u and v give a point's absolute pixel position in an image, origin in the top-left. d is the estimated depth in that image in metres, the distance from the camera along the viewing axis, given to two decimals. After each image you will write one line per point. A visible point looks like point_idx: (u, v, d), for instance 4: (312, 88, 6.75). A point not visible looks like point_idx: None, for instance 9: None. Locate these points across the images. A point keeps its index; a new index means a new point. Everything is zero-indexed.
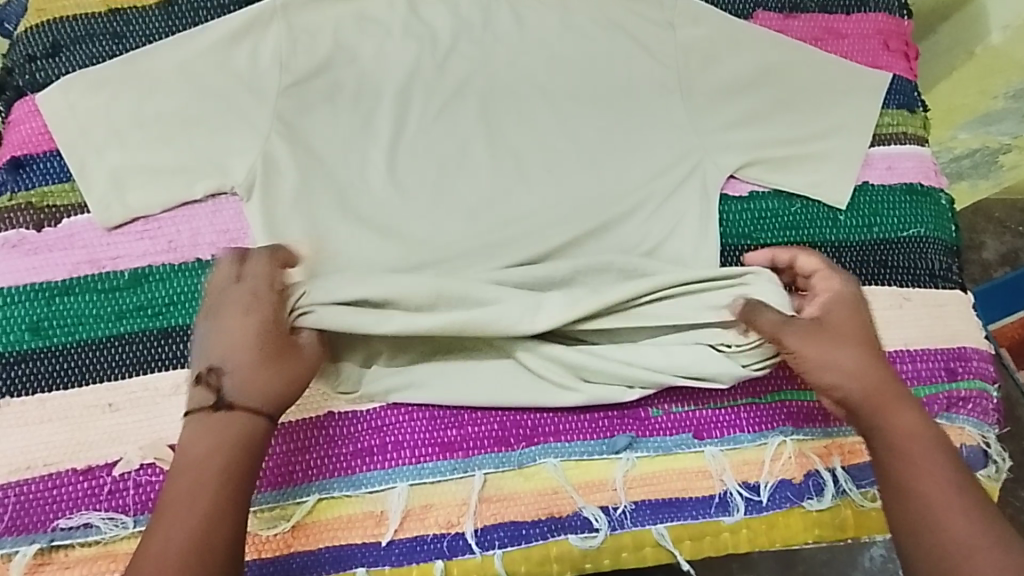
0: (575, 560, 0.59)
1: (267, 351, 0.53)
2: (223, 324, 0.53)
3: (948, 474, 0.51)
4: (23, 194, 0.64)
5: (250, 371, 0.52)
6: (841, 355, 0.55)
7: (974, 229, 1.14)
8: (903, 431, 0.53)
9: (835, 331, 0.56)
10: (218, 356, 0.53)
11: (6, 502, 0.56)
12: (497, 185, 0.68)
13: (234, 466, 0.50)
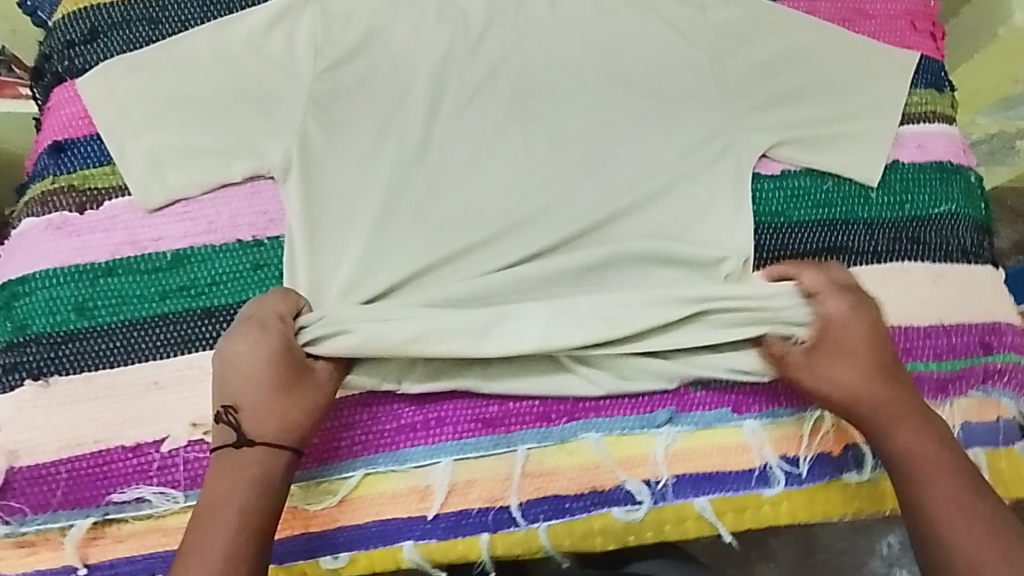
0: (618, 533, 0.59)
1: (277, 383, 0.54)
2: (234, 358, 0.55)
3: (953, 489, 0.54)
4: (65, 177, 0.64)
5: (259, 406, 0.54)
6: (844, 379, 0.57)
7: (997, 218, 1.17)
8: (905, 452, 0.56)
9: (837, 351, 0.58)
10: (231, 393, 0.55)
11: (58, 477, 0.56)
12: (531, 166, 0.68)
13: (249, 499, 0.52)
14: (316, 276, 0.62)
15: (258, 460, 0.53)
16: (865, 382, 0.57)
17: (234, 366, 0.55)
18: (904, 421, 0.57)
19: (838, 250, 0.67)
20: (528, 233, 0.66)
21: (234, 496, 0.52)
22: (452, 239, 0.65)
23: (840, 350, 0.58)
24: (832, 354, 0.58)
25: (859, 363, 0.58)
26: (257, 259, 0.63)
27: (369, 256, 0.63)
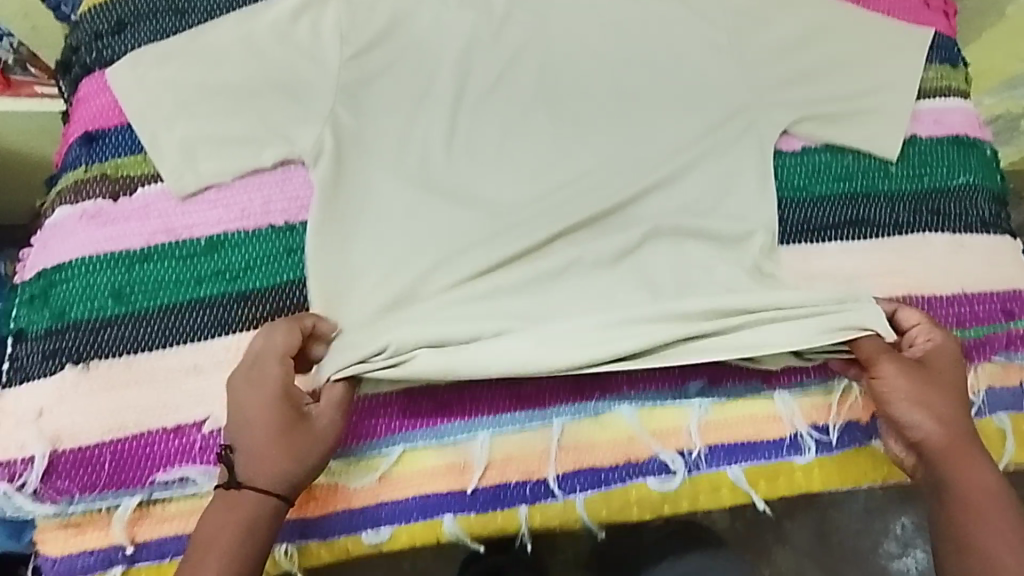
0: (655, 503, 0.60)
1: (277, 425, 0.54)
2: (241, 397, 0.56)
3: (1007, 529, 0.55)
4: (97, 166, 0.65)
5: (257, 449, 0.54)
6: (931, 402, 0.58)
7: None
8: (966, 485, 0.56)
9: (921, 384, 0.59)
10: (234, 432, 0.55)
11: (101, 460, 0.57)
12: (556, 148, 0.69)
13: (233, 545, 0.52)
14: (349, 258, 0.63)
15: (247, 502, 0.53)
16: (949, 412, 0.58)
17: (237, 402, 0.55)
18: (972, 460, 0.57)
19: (861, 222, 0.68)
20: (557, 214, 0.66)
21: (220, 543, 0.52)
22: (481, 220, 0.65)
23: (930, 376, 0.59)
24: (921, 377, 0.59)
25: (945, 393, 0.59)
26: (290, 243, 0.64)
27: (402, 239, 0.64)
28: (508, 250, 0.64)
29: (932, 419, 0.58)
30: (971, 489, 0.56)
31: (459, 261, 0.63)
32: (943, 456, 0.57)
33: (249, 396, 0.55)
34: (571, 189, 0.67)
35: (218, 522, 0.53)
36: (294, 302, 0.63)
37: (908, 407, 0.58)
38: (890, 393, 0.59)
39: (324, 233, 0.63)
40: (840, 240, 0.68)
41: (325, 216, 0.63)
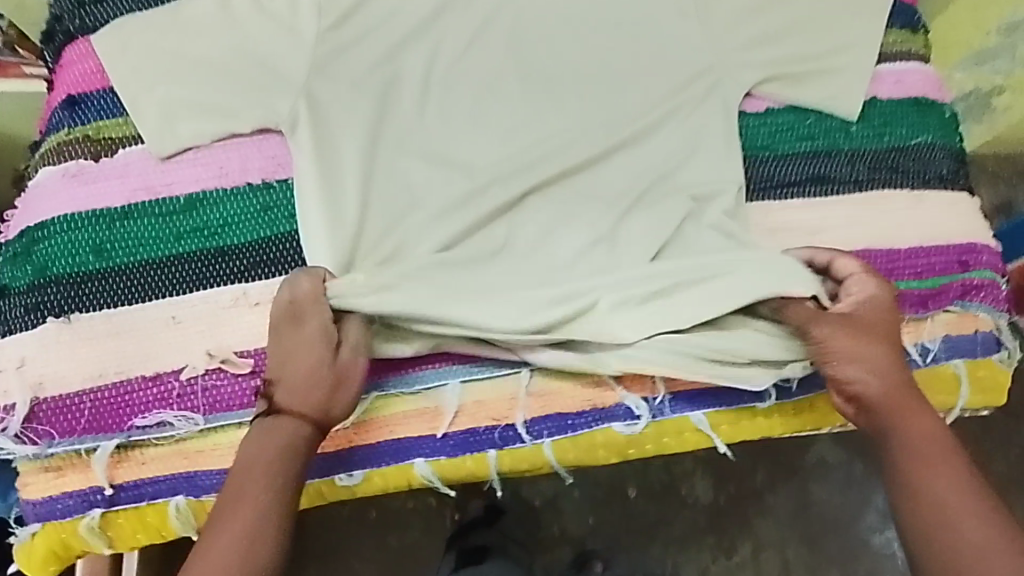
0: (620, 446, 0.63)
1: (318, 370, 0.56)
2: (290, 348, 0.57)
3: (964, 478, 0.56)
4: (79, 129, 0.67)
5: (298, 390, 0.56)
6: (870, 353, 0.59)
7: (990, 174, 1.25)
8: (921, 437, 0.58)
9: (864, 334, 0.60)
10: (274, 368, 0.57)
11: (81, 407, 0.59)
12: (527, 108, 0.70)
13: (265, 484, 0.54)
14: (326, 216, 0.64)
15: (287, 436, 0.55)
16: (882, 363, 0.60)
17: (279, 340, 0.57)
18: (918, 409, 0.59)
19: (823, 179, 0.70)
20: (529, 173, 0.67)
21: (259, 466, 0.54)
22: (454, 179, 0.67)
23: (859, 328, 0.60)
24: (855, 331, 0.60)
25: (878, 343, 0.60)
26: (268, 201, 0.66)
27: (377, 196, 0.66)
28: (479, 206, 0.66)
29: (876, 370, 0.59)
30: (919, 437, 0.58)
31: (432, 218, 0.65)
32: (884, 406, 0.59)
33: (288, 336, 0.57)
34: (541, 148, 0.69)
35: (253, 457, 0.54)
36: (272, 255, 0.64)
37: (844, 361, 0.59)
38: (837, 347, 0.59)
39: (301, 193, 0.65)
40: (802, 197, 0.70)
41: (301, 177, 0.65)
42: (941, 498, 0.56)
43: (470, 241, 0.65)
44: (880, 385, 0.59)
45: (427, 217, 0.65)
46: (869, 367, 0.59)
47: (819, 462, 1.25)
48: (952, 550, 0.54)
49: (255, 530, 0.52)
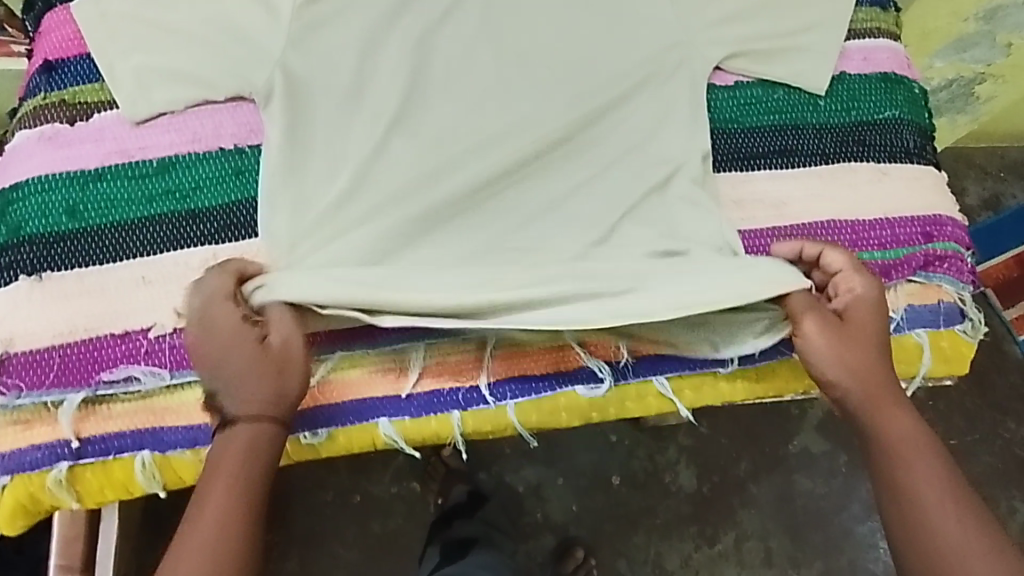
0: (582, 408, 0.64)
1: (249, 367, 0.56)
2: (213, 356, 0.57)
3: (939, 473, 0.58)
4: (56, 94, 0.68)
5: (238, 390, 0.56)
6: (852, 354, 0.61)
7: (958, 175, 1.41)
8: (898, 434, 0.60)
9: (852, 336, 0.61)
10: (210, 380, 0.57)
11: (50, 362, 0.60)
12: (498, 81, 0.70)
13: (237, 473, 0.55)
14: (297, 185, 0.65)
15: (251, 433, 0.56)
16: (868, 366, 0.61)
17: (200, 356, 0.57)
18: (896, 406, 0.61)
19: (790, 152, 0.71)
20: (498, 144, 0.68)
21: (226, 468, 0.55)
22: (423, 149, 0.68)
23: (846, 330, 0.61)
24: (840, 332, 0.61)
25: (867, 347, 0.61)
26: (239, 165, 0.67)
27: (347, 164, 0.66)
28: (450, 178, 0.67)
29: (858, 373, 0.61)
30: (896, 434, 0.60)
31: (401, 186, 0.66)
32: (864, 407, 0.61)
33: (209, 347, 0.57)
34: (511, 121, 0.69)
35: (223, 452, 0.55)
36: (242, 220, 0.66)
37: (830, 363, 0.61)
38: (821, 350, 0.61)
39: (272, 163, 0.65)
40: (769, 169, 0.71)
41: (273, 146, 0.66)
42: (915, 494, 0.58)
43: (438, 212, 0.66)
44: (858, 385, 0.61)
45: (396, 186, 0.66)
46: (853, 368, 0.61)
47: (802, 452, 1.25)
48: (934, 544, 0.56)
49: (231, 517, 0.54)
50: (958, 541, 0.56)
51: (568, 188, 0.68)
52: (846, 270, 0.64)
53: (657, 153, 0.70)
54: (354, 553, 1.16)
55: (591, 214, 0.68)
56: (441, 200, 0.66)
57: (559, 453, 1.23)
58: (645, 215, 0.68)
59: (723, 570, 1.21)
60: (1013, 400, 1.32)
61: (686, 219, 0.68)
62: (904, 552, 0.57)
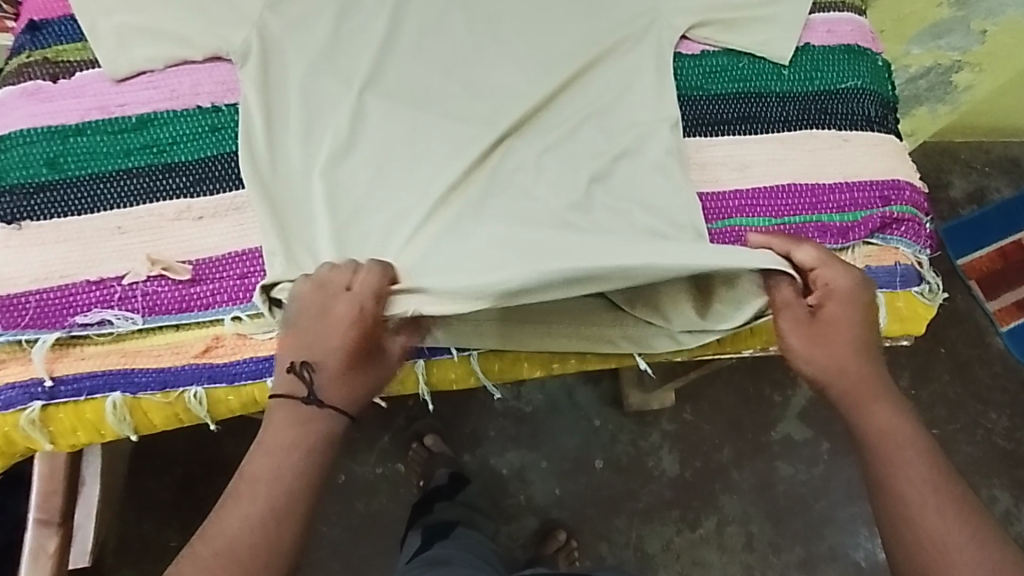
0: (543, 360, 0.70)
1: (357, 359, 0.60)
2: (323, 341, 0.60)
3: (927, 473, 0.59)
4: (39, 52, 0.70)
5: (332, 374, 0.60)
6: (829, 345, 0.62)
7: (943, 169, 1.42)
8: (882, 431, 0.61)
9: (831, 329, 0.63)
10: (310, 353, 0.60)
11: (26, 305, 0.62)
12: (469, 45, 0.73)
13: (297, 463, 0.57)
14: (271, 146, 0.68)
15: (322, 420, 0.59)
16: (845, 361, 0.62)
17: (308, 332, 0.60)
18: (877, 401, 0.62)
19: (752, 118, 0.73)
20: (469, 110, 0.71)
21: (293, 453, 0.58)
22: (396, 111, 0.70)
23: (831, 321, 0.63)
24: (826, 327, 0.63)
25: (844, 341, 0.63)
26: (215, 122, 0.69)
27: (319, 129, 0.69)
28: (421, 139, 0.69)
29: (836, 368, 0.62)
30: (878, 430, 0.61)
31: (375, 148, 0.69)
32: (847, 400, 0.62)
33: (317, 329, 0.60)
34: (481, 83, 0.72)
35: (293, 440, 0.58)
36: (215, 173, 0.67)
37: (807, 355, 0.63)
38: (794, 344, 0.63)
39: (249, 123, 0.68)
40: (731, 134, 0.73)
41: (247, 108, 0.68)
42: (904, 491, 0.58)
43: (410, 173, 0.68)
44: (836, 378, 0.62)
45: (369, 147, 0.68)
46: (825, 366, 0.62)
47: (785, 438, 1.26)
48: (919, 540, 0.57)
49: (290, 501, 0.56)
50: (939, 534, 0.56)
51: (534, 156, 0.70)
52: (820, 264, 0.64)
53: (629, 119, 0.71)
54: (337, 532, 1.17)
55: (557, 181, 0.69)
56: (411, 164, 0.68)
57: (543, 435, 1.24)
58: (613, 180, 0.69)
59: (704, 555, 1.22)
60: (995, 391, 1.32)
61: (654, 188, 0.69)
62: (895, 549, 0.59)
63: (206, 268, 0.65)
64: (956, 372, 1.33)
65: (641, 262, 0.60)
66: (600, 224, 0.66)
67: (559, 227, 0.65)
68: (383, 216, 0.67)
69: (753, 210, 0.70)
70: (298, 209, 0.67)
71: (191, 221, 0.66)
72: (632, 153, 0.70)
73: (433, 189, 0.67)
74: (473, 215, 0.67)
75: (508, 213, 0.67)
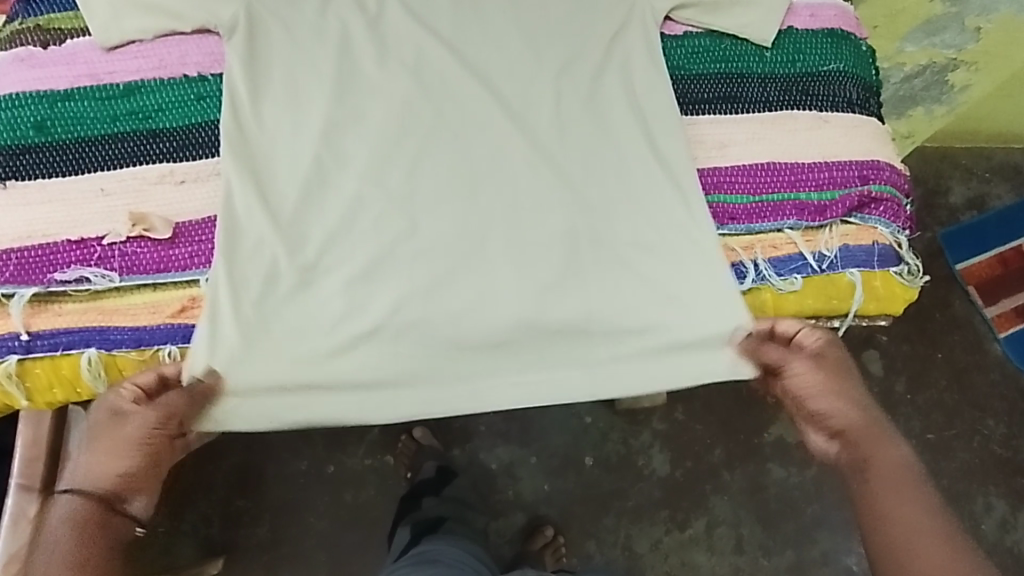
0: None
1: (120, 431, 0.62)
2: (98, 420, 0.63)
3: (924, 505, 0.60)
4: (32, 20, 0.71)
5: (99, 455, 0.62)
6: (836, 390, 0.65)
7: (943, 174, 1.41)
8: (885, 466, 0.63)
9: (836, 372, 0.66)
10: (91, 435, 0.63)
11: (9, 259, 0.64)
12: (454, 24, 0.73)
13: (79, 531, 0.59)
14: (252, 145, 0.68)
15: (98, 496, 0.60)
16: (855, 400, 0.66)
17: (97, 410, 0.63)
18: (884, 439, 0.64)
19: (733, 98, 0.74)
20: (452, 108, 0.70)
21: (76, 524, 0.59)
22: (379, 88, 0.70)
23: (829, 371, 0.66)
24: (827, 376, 0.66)
25: (846, 386, 0.66)
26: (201, 91, 0.70)
27: (300, 127, 0.69)
28: (402, 114, 0.69)
29: (845, 404, 0.65)
30: (884, 466, 0.62)
31: (357, 127, 0.69)
32: (861, 436, 0.64)
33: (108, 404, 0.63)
34: (465, 61, 0.72)
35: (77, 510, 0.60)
36: (199, 140, 0.69)
37: (817, 397, 0.66)
38: (805, 390, 0.66)
39: (232, 110, 0.68)
40: (713, 114, 0.73)
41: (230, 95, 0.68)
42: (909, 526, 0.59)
43: (388, 151, 0.68)
44: (843, 416, 0.65)
45: (352, 127, 0.69)
46: (836, 406, 0.65)
47: (777, 441, 1.25)
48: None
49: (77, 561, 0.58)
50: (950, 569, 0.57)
51: (525, 159, 0.69)
52: (804, 328, 0.67)
53: (622, 115, 0.71)
54: (325, 522, 1.17)
55: (536, 190, 0.69)
56: (392, 163, 0.68)
57: (533, 432, 1.23)
58: (602, 199, 0.69)
59: (693, 556, 1.20)
60: (994, 398, 1.30)
61: (643, 218, 0.69)
62: None
63: (189, 230, 0.66)
64: (953, 377, 1.30)
65: (627, 356, 0.68)
66: (578, 271, 0.67)
67: (549, 248, 0.67)
68: (362, 194, 0.67)
69: (731, 187, 0.71)
70: (275, 224, 0.66)
71: (173, 185, 0.67)
72: (623, 163, 0.70)
73: (415, 176, 0.68)
74: (442, 246, 0.67)
75: (489, 244, 0.67)
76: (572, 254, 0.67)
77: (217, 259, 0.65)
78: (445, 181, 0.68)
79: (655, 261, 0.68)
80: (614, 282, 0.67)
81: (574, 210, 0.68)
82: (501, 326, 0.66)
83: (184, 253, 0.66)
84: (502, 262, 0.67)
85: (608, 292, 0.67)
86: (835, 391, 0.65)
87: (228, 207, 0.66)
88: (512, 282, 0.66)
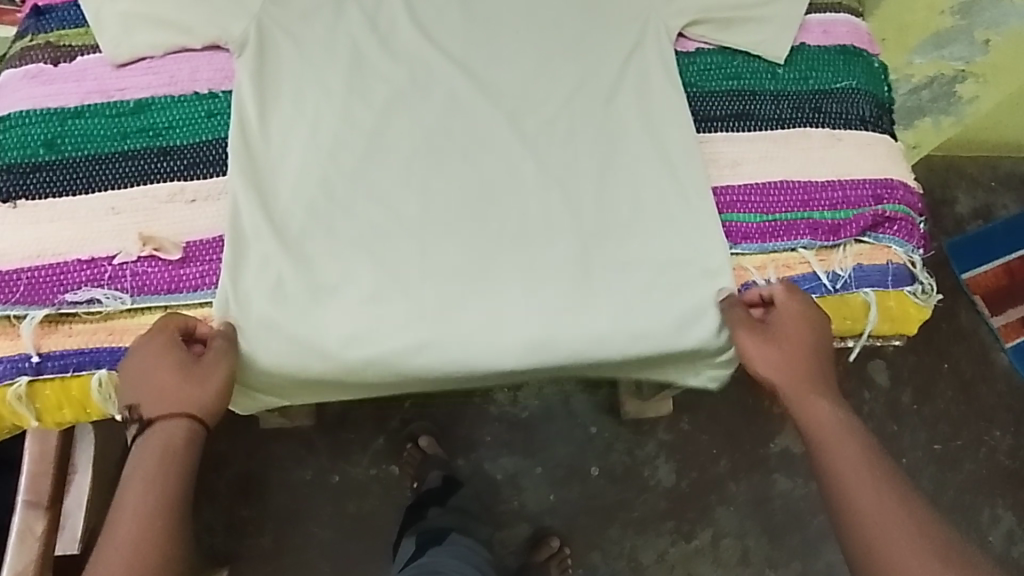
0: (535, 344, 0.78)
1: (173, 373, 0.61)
2: (136, 376, 0.61)
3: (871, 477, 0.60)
4: (43, 36, 0.71)
5: (153, 402, 0.60)
6: (775, 355, 0.65)
7: (950, 184, 1.41)
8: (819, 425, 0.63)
9: (778, 339, 0.65)
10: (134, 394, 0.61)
11: (19, 279, 0.64)
12: (466, 41, 0.72)
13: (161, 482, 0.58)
14: (262, 163, 0.68)
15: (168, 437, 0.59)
16: (795, 363, 0.65)
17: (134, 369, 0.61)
18: (817, 397, 0.64)
19: (744, 115, 0.73)
20: (462, 126, 0.70)
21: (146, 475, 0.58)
22: (389, 105, 0.70)
23: (778, 336, 0.66)
24: (773, 340, 0.65)
25: (791, 351, 0.65)
26: (211, 108, 0.69)
27: (309, 143, 0.68)
28: (414, 133, 0.69)
29: (775, 366, 0.65)
30: (817, 426, 0.63)
31: (367, 144, 0.69)
32: (794, 396, 0.64)
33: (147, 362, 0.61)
34: (476, 79, 0.71)
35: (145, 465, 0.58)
36: (210, 158, 0.68)
37: (759, 361, 0.65)
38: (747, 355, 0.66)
39: (243, 128, 0.68)
40: (725, 131, 0.73)
41: (240, 113, 0.68)
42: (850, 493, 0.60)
43: (399, 170, 0.68)
44: (777, 377, 0.65)
45: (361, 143, 0.69)
46: (772, 366, 0.65)
47: (783, 451, 1.24)
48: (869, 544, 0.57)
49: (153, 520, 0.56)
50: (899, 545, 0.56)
51: (536, 177, 0.69)
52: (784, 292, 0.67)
53: (633, 134, 0.71)
54: (329, 532, 1.16)
55: (547, 210, 0.68)
56: (402, 183, 0.68)
57: (538, 442, 1.23)
58: (609, 223, 0.68)
59: (698, 567, 1.20)
60: (1000, 409, 1.30)
61: (653, 239, 0.68)
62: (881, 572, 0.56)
63: (199, 249, 0.66)
64: (960, 388, 1.30)
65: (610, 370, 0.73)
66: (590, 294, 0.67)
67: (560, 269, 0.67)
68: (373, 214, 0.67)
69: (745, 206, 0.71)
70: (283, 243, 0.65)
71: (183, 204, 0.67)
72: (633, 185, 0.69)
73: (426, 196, 0.68)
74: (452, 267, 0.66)
75: (500, 265, 0.67)
76: (582, 276, 0.67)
77: (228, 281, 0.64)
78: (456, 201, 0.68)
79: (669, 282, 0.67)
80: (626, 306, 0.67)
81: (583, 232, 0.68)
82: (513, 347, 0.65)
83: (194, 273, 0.65)
84: (513, 286, 0.66)
85: (620, 318, 0.66)
86: (775, 354, 0.65)
87: (239, 228, 0.66)
88: (526, 306, 0.66)
